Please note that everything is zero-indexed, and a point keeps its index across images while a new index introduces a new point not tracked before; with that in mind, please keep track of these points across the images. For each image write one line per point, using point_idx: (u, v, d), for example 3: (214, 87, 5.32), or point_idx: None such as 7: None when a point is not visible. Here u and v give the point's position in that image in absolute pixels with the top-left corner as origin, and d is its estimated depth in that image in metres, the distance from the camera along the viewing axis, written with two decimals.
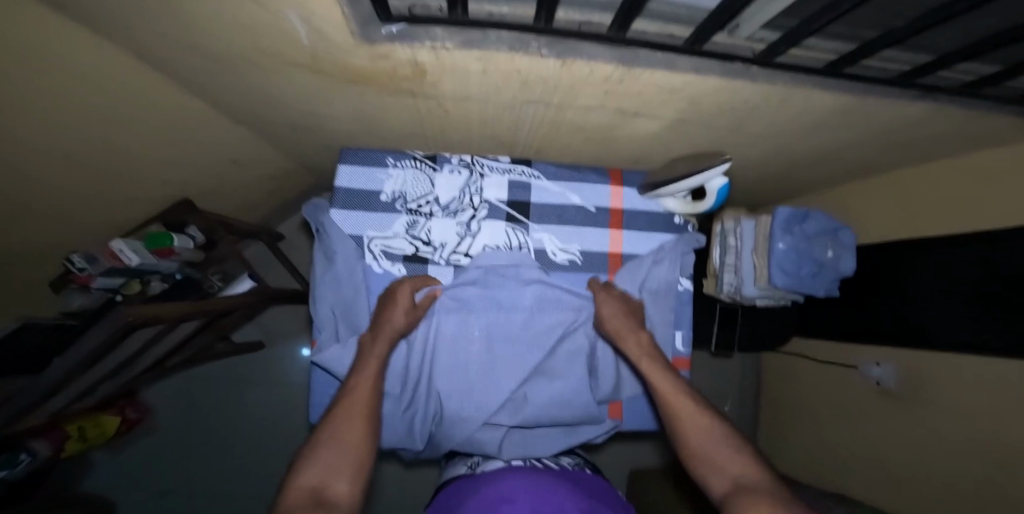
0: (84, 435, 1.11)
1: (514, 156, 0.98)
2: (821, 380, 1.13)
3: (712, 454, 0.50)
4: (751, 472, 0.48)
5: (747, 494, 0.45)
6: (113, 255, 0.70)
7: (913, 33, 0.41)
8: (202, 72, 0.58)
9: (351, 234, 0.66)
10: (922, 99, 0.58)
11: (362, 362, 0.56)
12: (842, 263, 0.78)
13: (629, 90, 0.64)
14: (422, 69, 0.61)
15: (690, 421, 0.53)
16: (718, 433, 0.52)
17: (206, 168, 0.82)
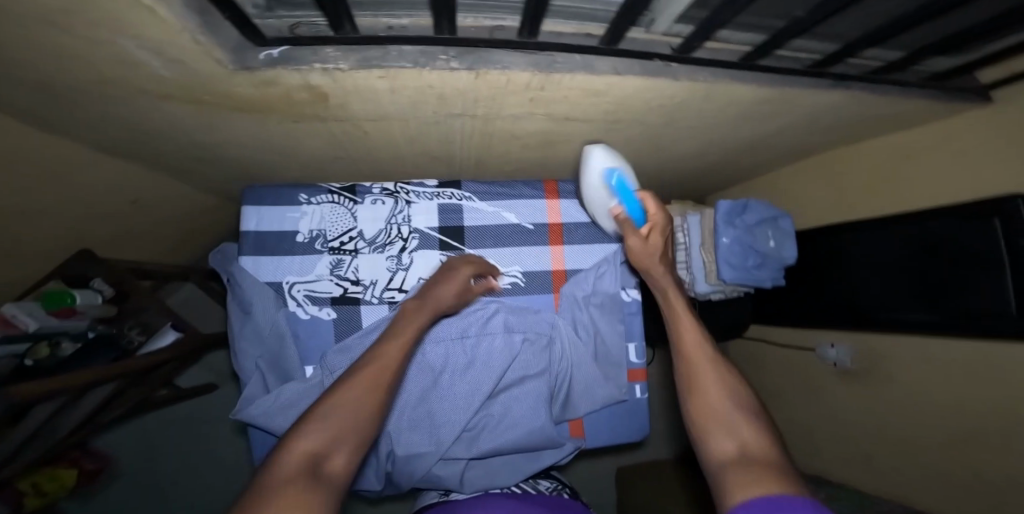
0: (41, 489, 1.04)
1: (454, 170, 0.93)
2: (784, 363, 1.14)
3: (725, 421, 0.48)
4: (754, 443, 0.46)
5: (739, 460, 0.44)
6: (3, 322, 0.63)
7: (820, 19, 0.39)
8: (59, 111, 0.51)
9: (269, 282, 0.61)
10: (837, 88, 0.55)
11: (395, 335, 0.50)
12: (783, 249, 0.75)
13: (554, 95, 0.60)
14: (321, 93, 0.55)
15: (708, 383, 0.52)
16: (736, 397, 0.50)
17: (106, 213, 0.74)
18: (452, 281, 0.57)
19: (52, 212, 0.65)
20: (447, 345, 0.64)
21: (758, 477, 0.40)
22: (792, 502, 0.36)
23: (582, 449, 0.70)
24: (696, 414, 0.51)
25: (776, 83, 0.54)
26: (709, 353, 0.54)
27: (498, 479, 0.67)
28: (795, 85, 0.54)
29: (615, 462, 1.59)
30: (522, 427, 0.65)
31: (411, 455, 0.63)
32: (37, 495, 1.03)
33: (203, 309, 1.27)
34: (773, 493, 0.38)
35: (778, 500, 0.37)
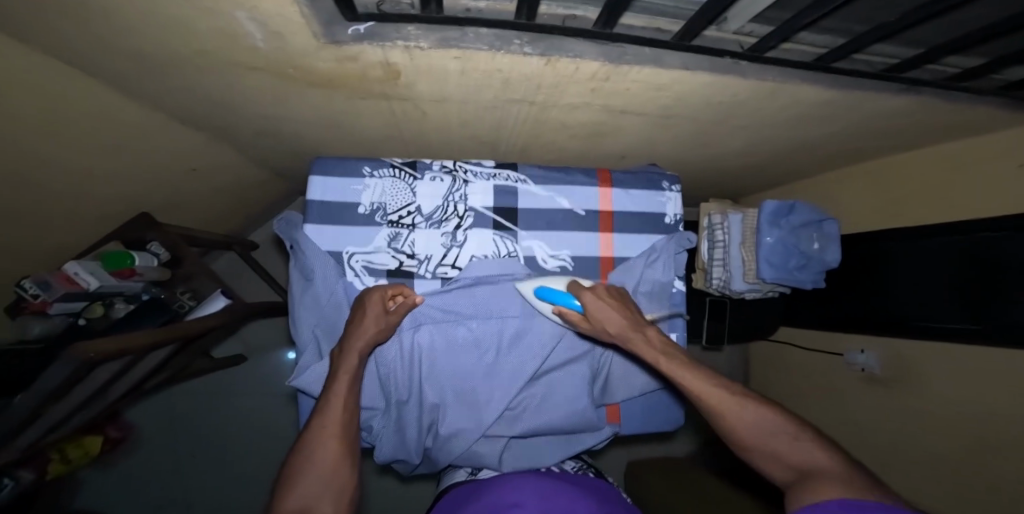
0: (67, 456, 1.05)
1: (498, 156, 0.94)
2: (807, 367, 1.16)
3: (767, 451, 0.47)
4: (816, 455, 0.46)
5: (813, 485, 0.44)
6: (67, 279, 0.66)
7: (912, 23, 0.39)
8: (148, 78, 0.52)
9: (329, 251, 0.63)
10: (906, 93, 0.57)
11: (336, 376, 0.54)
12: (827, 253, 0.77)
13: (615, 87, 0.61)
14: (396, 71, 0.56)
15: (741, 421, 0.49)
16: (768, 426, 0.48)
17: (166, 179, 0.76)
18: (368, 320, 0.55)
19: (117, 176, 0.66)
20: (495, 324, 0.65)
21: (836, 493, 0.41)
22: (874, 506, 0.37)
23: (617, 434, 0.73)
24: (749, 447, 0.48)
25: (842, 86, 0.56)
26: (725, 387, 0.51)
27: (535, 460, 0.69)
28: (865, 88, 0.56)
29: (627, 456, 1.61)
30: (562, 408, 0.67)
31: (455, 431, 0.65)
32: (62, 462, 1.03)
33: (233, 280, 1.29)
34: (857, 502, 0.39)
35: (858, 505, 0.38)
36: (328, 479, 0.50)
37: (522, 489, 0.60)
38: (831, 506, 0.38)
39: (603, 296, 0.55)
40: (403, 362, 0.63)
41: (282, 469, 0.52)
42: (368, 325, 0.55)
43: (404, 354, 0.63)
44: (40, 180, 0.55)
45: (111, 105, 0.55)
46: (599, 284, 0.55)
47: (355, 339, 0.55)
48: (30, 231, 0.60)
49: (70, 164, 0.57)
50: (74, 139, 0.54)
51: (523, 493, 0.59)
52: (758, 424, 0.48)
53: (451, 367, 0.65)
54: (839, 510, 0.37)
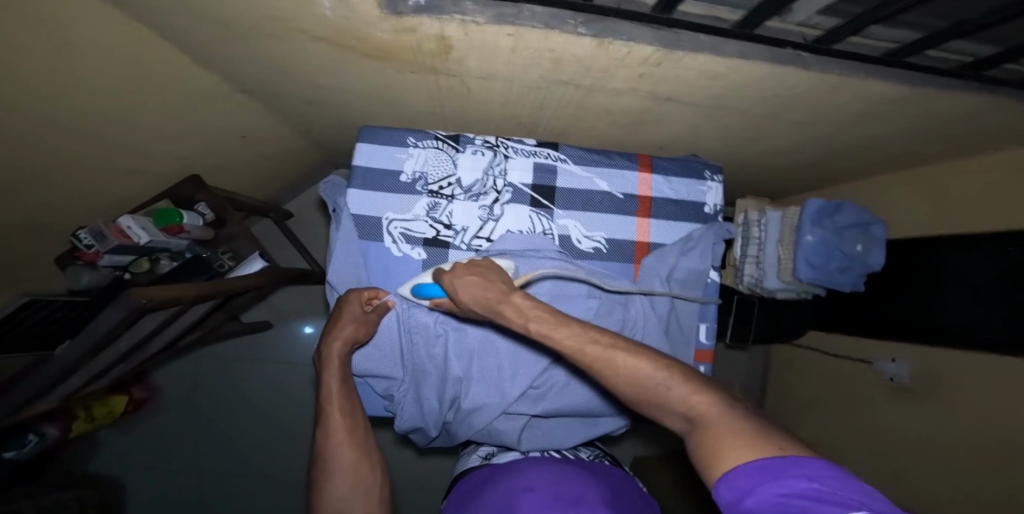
0: (93, 414, 1.08)
1: (534, 138, 0.94)
2: (831, 375, 1.14)
3: (658, 403, 0.42)
4: (700, 397, 0.41)
5: (705, 430, 0.38)
6: (120, 232, 0.68)
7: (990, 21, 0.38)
8: (213, 43, 0.54)
9: (370, 217, 0.64)
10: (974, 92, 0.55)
11: (324, 388, 0.59)
12: (870, 257, 0.75)
13: (666, 73, 0.60)
14: (448, 45, 0.57)
15: (620, 379, 0.43)
16: (648, 377, 0.42)
17: (218, 144, 0.79)
18: (344, 325, 0.59)
19: (174, 138, 0.69)
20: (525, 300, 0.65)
21: (731, 444, 0.36)
22: (781, 464, 0.32)
23: (638, 421, 0.73)
24: (640, 401, 0.43)
25: (905, 82, 0.55)
26: (603, 344, 0.45)
27: (554, 441, 0.70)
28: (929, 85, 0.55)
29: (634, 452, 1.61)
30: (584, 389, 0.68)
31: (480, 405, 0.65)
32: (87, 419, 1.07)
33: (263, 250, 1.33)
34: (750, 454, 0.34)
35: (771, 465, 0.32)
36: (354, 476, 0.58)
37: (534, 474, 0.61)
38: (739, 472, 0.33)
39: (459, 271, 0.52)
40: (431, 332, 0.64)
41: (311, 479, 0.59)
42: (347, 328, 0.59)
43: (433, 325, 0.64)
44: (105, 136, 0.58)
45: (176, 66, 0.57)
46: (457, 265, 0.52)
47: (333, 341, 0.58)
48: (91, 186, 0.63)
49: (132, 123, 0.59)
50: (140, 99, 0.56)
51: (536, 478, 0.60)
52: (642, 377, 0.43)
53: (478, 341, 0.65)
54: (751, 481, 0.32)
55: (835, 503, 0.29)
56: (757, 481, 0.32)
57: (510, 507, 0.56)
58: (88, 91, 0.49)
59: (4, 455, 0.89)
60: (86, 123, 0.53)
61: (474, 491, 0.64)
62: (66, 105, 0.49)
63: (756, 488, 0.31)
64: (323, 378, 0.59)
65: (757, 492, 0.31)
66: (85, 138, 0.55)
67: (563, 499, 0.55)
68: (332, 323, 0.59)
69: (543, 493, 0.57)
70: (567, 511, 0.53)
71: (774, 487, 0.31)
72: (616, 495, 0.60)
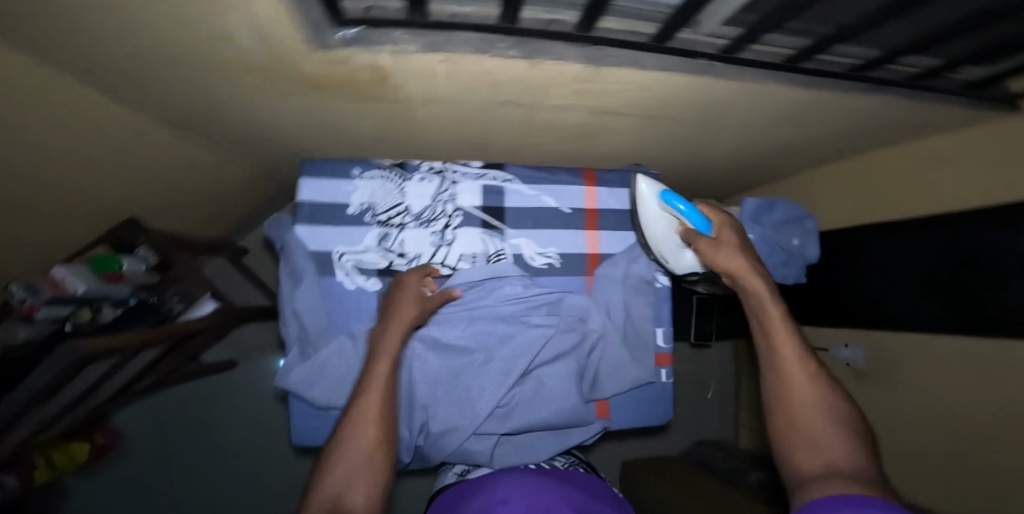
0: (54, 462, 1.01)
1: (488, 157, 0.95)
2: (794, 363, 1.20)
3: (813, 437, 0.46)
4: (851, 465, 0.43)
5: (829, 477, 0.42)
6: (54, 283, 0.65)
7: (873, 22, 0.41)
8: (139, 80, 0.53)
9: (319, 252, 0.63)
10: (873, 91, 0.60)
11: (376, 355, 0.54)
12: (807, 249, 0.78)
13: (600, 88, 0.62)
14: (382, 74, 0.57)
15: (801, 401, 0.48)
16: (833, 416, 0.47)
17: (160, 181, 0.78)
18: (408, 301, 0.59)
19: (113, 178, 0.67)
20: (480, 318, 0.66)
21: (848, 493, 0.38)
22: (873, 502, 0.35)
23: (608, 429, 0.71)
24: (783, 431, 0.48)
25: (817, 85, 0.58)
26: (809, 367, 0.50)
27: (529, 456, 0.69)
28: (831, 88, 0.59)
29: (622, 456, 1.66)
30: (554, 401, 0.67)
31: (450, 433, 0.64)
32: (48, 469, 0.99)
33: (223, 285, 1.29)
34: (851, 494, 0.37)
35: (863, 500, 0.36)
36: (369, 461, 0.48)
37: (507, 486, 0.60)
38: (831, 502, 0.37)
39: (729, 241, 0.58)
40: None
41: (318, 458, 0.49)
42: (406, 308, 0.58)
43: None
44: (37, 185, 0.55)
45: (103, 107, 0.55)
46: (728, 225, 0.60)
47: (394, 322, 0.56)
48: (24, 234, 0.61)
49: (64, 168, 0.57)
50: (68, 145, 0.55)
51: (509, 493, 0.58)
52: (811, 407, 0.48)
53: (441, 364, 0.65)
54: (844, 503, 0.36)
55: None
56: (847, 505, 0.35)
57: None
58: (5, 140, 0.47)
59: None
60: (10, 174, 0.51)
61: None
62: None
63: (842, 509, 0.35)
64: (376, 349, 0.55)
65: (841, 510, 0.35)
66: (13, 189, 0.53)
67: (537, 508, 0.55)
68: (395, 297, 0.59)
69: (516, 498, 0.57)
70: None
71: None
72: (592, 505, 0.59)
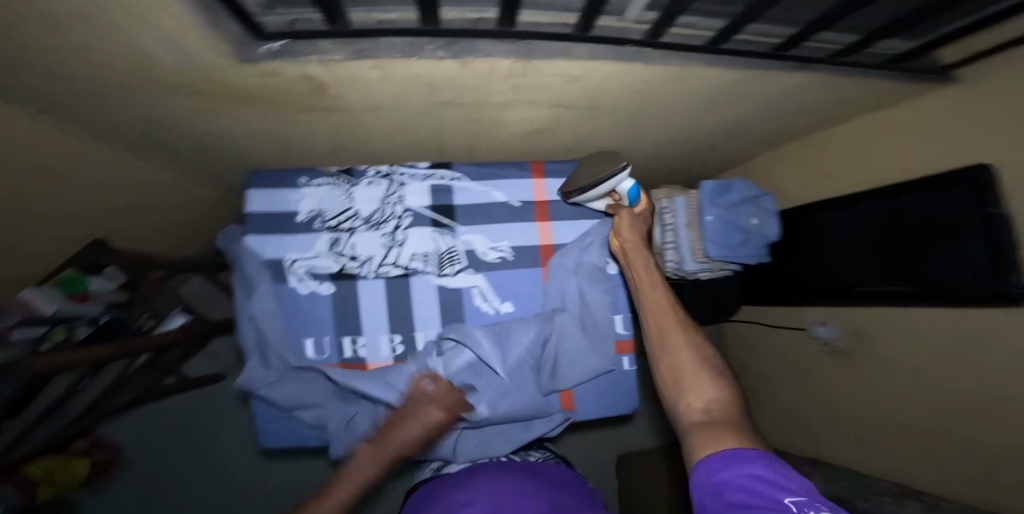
0: (55, 479, 1.01)
1: (447, 159, 0.96)
2: (777, 347, 1.18)
3: (691, 382, 0.52)
4: (721, 406, 0.49)
5: (704, 419, 0.47)
6: (24, 305, 0.65)
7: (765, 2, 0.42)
8: (77, 102, 0.55)
9: (272, 260, 0.64)
10: (802, 70, 0.61)
11: (373, 445, 0.55)
12: (766, 227, 0.77)
13: (535, 81, 0.63)
14: (319, 84, 0.59)
15: (677, 349, 0.55)
16: (703, 361, 0.53)
17: (123, 199, 0.81)
18: (415, 420, 0.58)
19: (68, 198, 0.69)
20: (437, 318, 0.67)
21: (721, 439, 0.43)
22: (749, 455, 0.39)
23: (572, 420, 0.71)
24: (668, 383, 0.53)
25: (742, 66, 0.59)
26: (681, 322, 0.58)
27: (494, 449, 0.68)
28: (759, 68, 0.59)
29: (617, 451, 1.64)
30: (518, 404, 0.64)
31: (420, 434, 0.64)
32: (50, 485, 1.00)
33: (206, 300, 1.32)
34: (732, 448, 0.41)
35: (740, 454, 0.39)
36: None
37: (476, 487, 0.58)
38: (716, 458, 0.40)
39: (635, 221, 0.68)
40: (347, 365, 0.65)
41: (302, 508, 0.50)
42: (407, 429, 0.57)
43: (350, 357, 0.65)
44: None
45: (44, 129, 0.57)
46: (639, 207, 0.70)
47: (391, 443, 0.55)
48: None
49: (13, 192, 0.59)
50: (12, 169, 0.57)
51: (476, 493, 0.57)
52: (686, 355, 0.54)
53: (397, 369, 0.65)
54: (721, 458, 0.40)
55: (783, 487, 0.35)
56: (729, 463, 0.39)
57: None
58: None
59: None
60: None
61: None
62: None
63: (727, 468, 0.38)
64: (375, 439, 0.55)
65: (731, 471, 0.38)
66: None
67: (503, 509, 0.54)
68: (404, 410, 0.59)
69: (482, 481, 0.60)
70: None
71: (741, 470, 0.37)
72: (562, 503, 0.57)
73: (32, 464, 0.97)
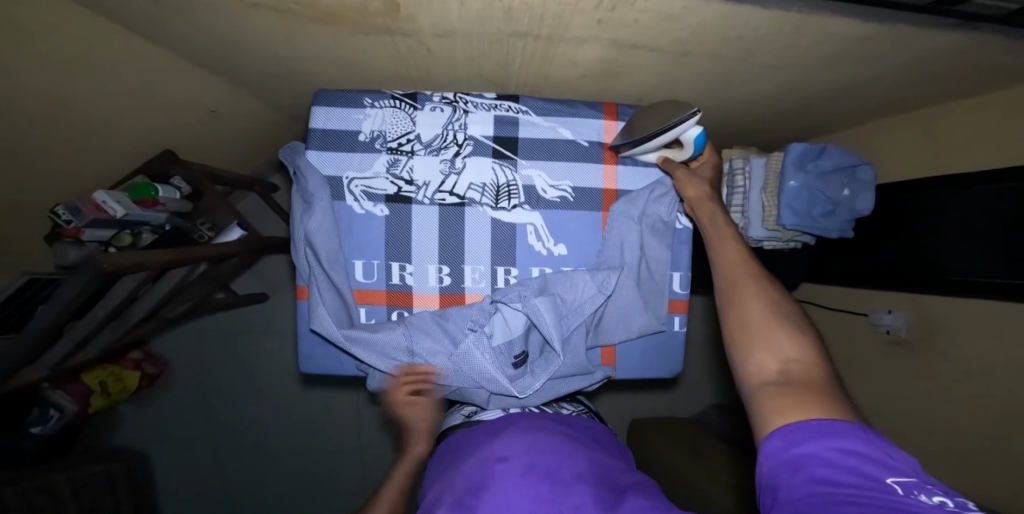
0: (108, 390, 1.08)
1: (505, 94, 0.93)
2: (835, 333, 1.18)
3: (764, 336, 0.39)
4: (803, 368, 0.37)
5: (775, 385, 0.36)
6: (96, 207, 0.68)
7: None
8: (156, 16, 0.53)
9: (330, 177, 0.63)
10: (964, 28, 0.52)
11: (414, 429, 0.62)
12: (859, 201, 0.72)
13: (622, 18, 0.56)
14: (393, 2, 0.54)
15: (749, 301, 0.42)
16: (782, 315, 0.41)
17: (190, 119, 0.82)
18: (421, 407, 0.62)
19: (138, 109, 0.69)
20: (487, 254, 0.64)
21: (795, 411, 0.32)
22: (842, 425, 0.29)
23: (611, 377, 0.67)
24: (735, 337, 0.41)
25: (877, 18, 0.51)
26: (755, 271, 0.45)
27: (529, 399, 0.64)
28: (899, 23, 0.51)
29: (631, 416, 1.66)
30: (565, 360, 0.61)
31: (465, 374, 0.60)
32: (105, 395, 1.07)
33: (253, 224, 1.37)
34: (817, 418, 0.31)
35: (829, 425, 0.29)
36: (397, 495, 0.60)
37: (510, 438, 0.53)
38: (797, 428, 0.30)
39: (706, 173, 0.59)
40: (393, 292, 0.64)
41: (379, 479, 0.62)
42: (419, 412, 0.62)
43: (397, 284, 0.64)
44: (64, 118, 0.58)
45: (125, 45, 0.57)
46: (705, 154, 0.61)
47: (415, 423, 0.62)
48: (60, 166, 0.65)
49: (90, 102, 0.60)
50: (93, 81, 0.57)
51: (509, 446, 0.52)
52: (761, 307, 0.41)
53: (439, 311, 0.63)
54: (803, 431, 0.30)
55: (888, 469, 0.26)
56: (811, 435, 0.29)
57: (482, 473, 0.49)
58: (34, 73, 0.49)
59: (33, 430, 0.92)
60: (39, 106, 0.53)
61: (451, 460, 0.57)
62: (13, 88, 0.48)
63: (810, 441, 0.29)
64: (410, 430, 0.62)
65: (812, 444, 0.28)
66: (44, 122, 0.56)
67: (537, 470, 0.48)
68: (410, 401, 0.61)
69: (523, 424, 0.57)
70: (540, 483, 0.46)
71: (829, 444, 0.28)
72: (603, 467, 0.51)
73: (88, 374, 1.03)
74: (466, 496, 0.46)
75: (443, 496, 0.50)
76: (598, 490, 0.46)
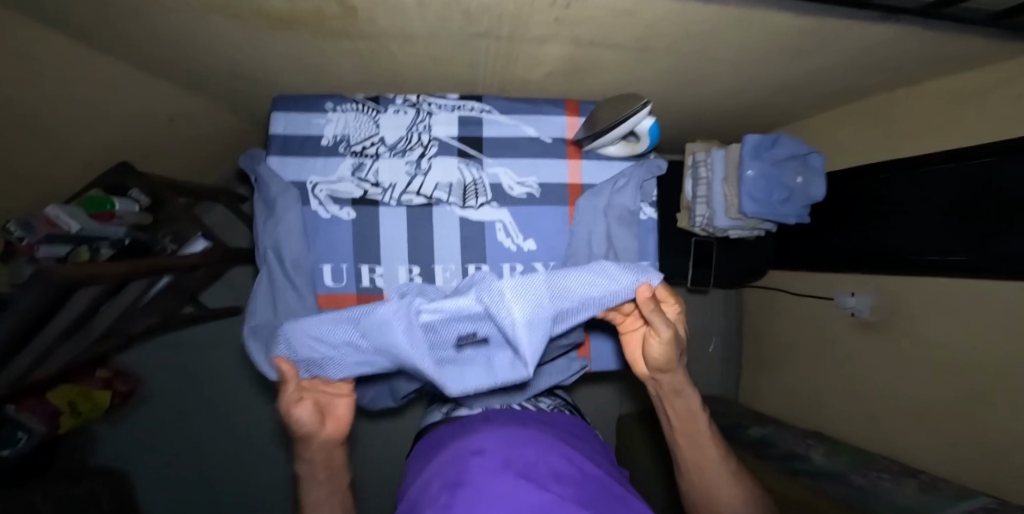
0: (77, 410, 1.03)
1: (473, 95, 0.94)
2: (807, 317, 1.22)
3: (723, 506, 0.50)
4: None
5: None
6: (49, 222, 0.65)
7: None
8: (106, 24, 0.52)
9: (293, 182, 0.62)
10: (888, 20, 0.54)
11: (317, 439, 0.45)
12: (813, 188, 0.76)
13: (579, 16, 0.57)
14: (350, 6, 0.53)
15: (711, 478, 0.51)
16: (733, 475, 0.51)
17: (148, 128, 0.80)
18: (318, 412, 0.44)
19: (91, 120, 0.67)
20: (457, 253, 0.64)
21: None
22: None
23: (587, 368, 0.69)
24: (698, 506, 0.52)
25: (813, 12, 0.53)
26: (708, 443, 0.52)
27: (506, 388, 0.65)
28: (834, 17, 0.54)
29: (618, 408, 1.68)
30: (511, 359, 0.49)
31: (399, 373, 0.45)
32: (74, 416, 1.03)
33: (223, 236, 1.33)
34: None
35: None
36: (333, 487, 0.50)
37: (485, 435, 0.53)
38: None
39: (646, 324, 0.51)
40: (363, 296, 0.63)
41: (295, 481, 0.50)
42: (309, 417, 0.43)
43: (367, 287, 0.63)
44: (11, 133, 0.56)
45: (75, 55, 0.55)
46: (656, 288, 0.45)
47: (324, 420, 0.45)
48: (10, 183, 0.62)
49: (38, 115, 0.57)
50: (41, 94, 0.55)
51: (483, 444, 0.51)
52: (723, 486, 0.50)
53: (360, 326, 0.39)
54: None
55: None
56: None
57: (457, 470, 0.48)
58: None
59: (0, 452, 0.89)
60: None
61: (426, 460, 0.56)
62: None
63: None
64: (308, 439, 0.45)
65: None
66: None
67: (513, 464, 0.47)
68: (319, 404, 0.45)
69: (500, 420, 0.58)
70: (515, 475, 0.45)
71: None
72: (575, 459, 0.51)
73: (54, 394, 0.99)
74: (442, 493, 0.44)
75: (416, 500, 0.47)
76: (572, 483, 0.45)
